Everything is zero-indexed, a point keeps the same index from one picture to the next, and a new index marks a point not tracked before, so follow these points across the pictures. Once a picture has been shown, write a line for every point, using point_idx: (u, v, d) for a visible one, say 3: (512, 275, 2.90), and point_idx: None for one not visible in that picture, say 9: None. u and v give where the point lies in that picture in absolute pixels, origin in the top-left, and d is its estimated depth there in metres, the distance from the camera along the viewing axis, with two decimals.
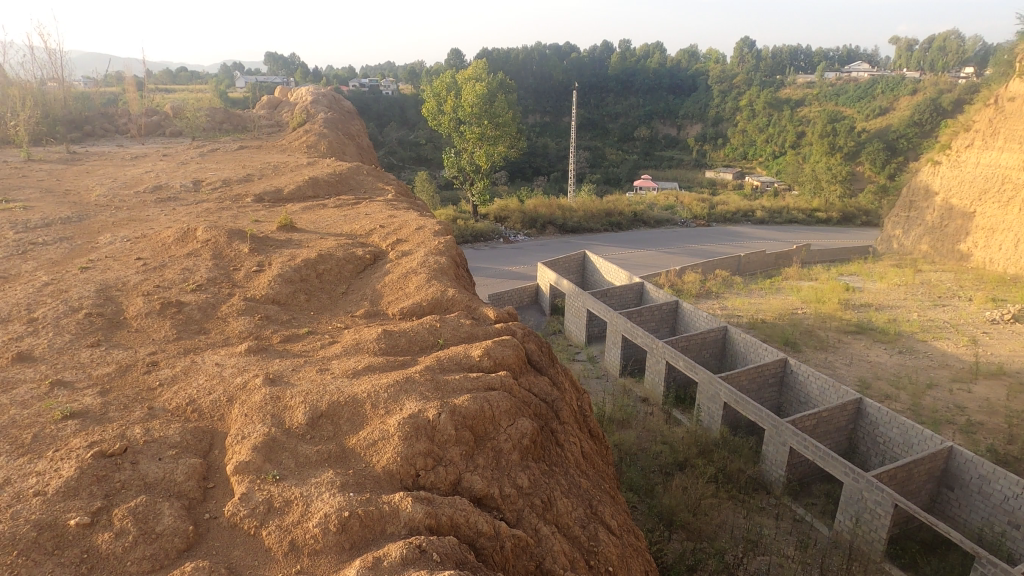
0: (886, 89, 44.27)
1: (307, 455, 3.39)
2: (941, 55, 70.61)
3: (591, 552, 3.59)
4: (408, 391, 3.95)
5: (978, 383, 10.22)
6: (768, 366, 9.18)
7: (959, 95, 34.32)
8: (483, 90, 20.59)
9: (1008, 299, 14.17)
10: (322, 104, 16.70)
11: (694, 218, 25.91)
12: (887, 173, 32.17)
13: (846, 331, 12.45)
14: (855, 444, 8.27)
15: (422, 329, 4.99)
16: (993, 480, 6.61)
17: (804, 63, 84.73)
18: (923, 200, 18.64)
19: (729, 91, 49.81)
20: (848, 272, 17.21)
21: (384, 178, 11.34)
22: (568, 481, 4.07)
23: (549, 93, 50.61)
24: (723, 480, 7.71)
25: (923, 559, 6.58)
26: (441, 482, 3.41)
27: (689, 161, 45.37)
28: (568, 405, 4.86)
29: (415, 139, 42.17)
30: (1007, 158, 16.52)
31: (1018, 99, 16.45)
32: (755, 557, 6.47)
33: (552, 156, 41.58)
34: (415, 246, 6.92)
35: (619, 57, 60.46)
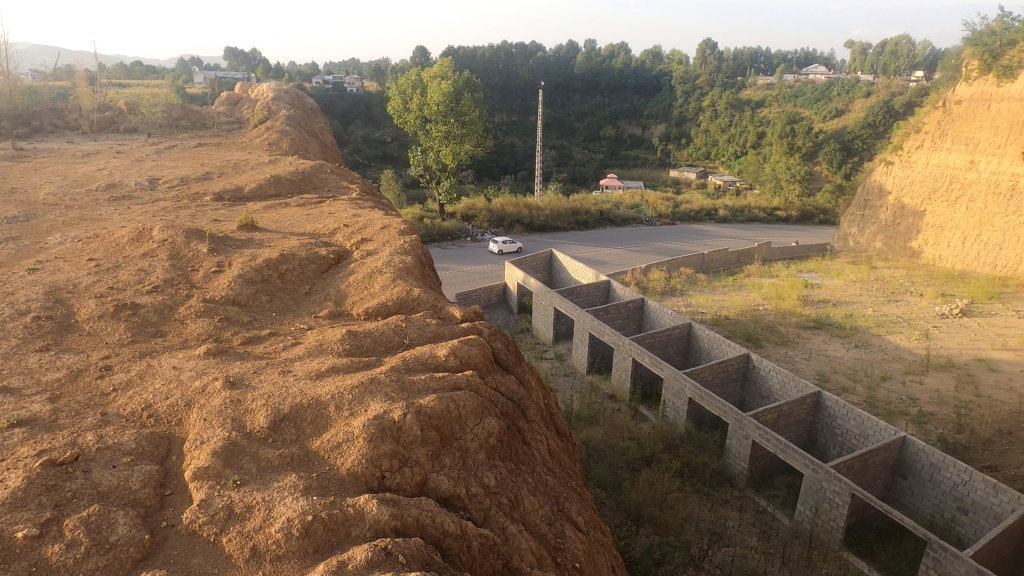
0: (842, 91, 45.65)
1: (269, 458, 3.33)
2: (893, 59, 73.28)
3: (558, 549, 3.62)
4: (373, 392, 3.91)
5: (928, 375, 10.64)
6: (732, 361, 9.37)
7: (910, 97, 35.61)
8: (449, 88, 20.49)
9: (957, 294, 14.77)
10: (284, 101, 16.38)
11: (659, 216, 26.29)
12: (843, 172, 33.24)
13: (806, 326, 12.82)
14: (814, 437, 8.52)
15: (387, 329, 4.95)
16: (943, 468, 6.87)
17: (764, 65, 86.78)
18: (876, 199, 19.30)
19: (692, 92, 50.70)
20: (806, 269, 17.70)
21: (348, 177, 11.18)
22: (535, 479, 4.09)
23: (516, 92, 50.66)
24: (688, 474, 7.85)
25: (879, 546, 6.81)
26: (407, 483, 3.39)
27: (654, 160, 46.03)
28: (534, 403, 4.88)
29: (381, 137, 41.75)
30: (954, 158, 17.22)
31: (964, 102, 17.13)
32: (720, 549, 6.62)
33: (519, 156, 41.66)
34: (380, 245, 6.85)
35: (584, 57, 60.87)
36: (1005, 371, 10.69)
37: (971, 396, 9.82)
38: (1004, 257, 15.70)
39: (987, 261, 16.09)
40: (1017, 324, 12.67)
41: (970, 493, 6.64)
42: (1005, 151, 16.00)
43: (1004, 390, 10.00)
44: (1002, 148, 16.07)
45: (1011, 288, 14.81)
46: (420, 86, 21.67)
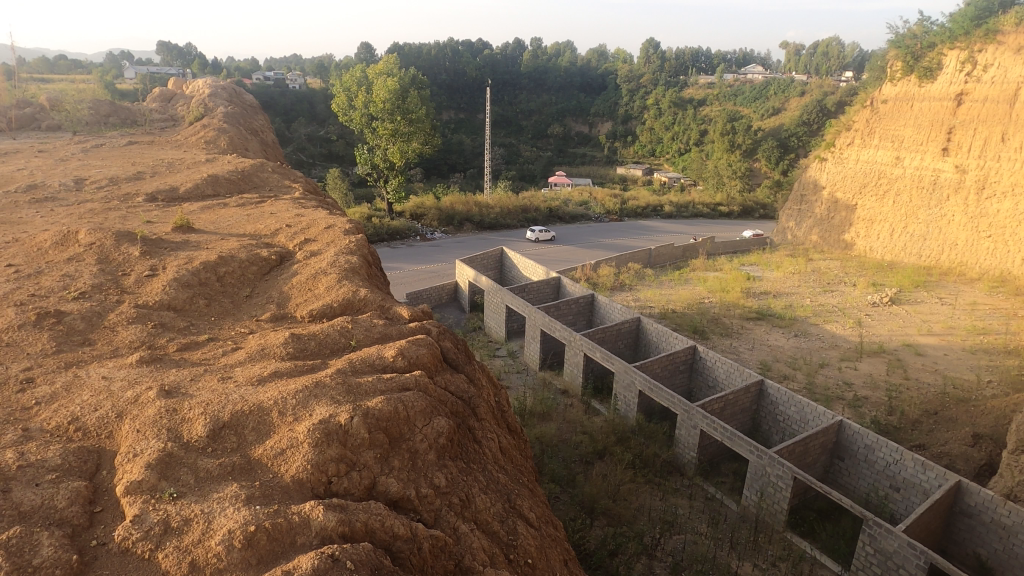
0: (778, 90, 47.43)
1: (208, 468, 3.20)
2: (824, 59, 76.58)
3: (511, 546, 3.63)
4: (317, 396, 3.83)
5: (862, 361, 11.19)
6: (679, 353, 9.60)
7: (841, 97, 37.32)
8: (394, 85, 20.24)
9: (887, 283, 15.57)
10: (221, 97, 15.83)
11: (608, 213, 26.72)
12: (781, 169, 34.50)
13: (748, 317, 13.25)
14: (758, 424, 8.82)
15: (333, 331, 4.85)
16: (877, 448, 7.23)
17: (704, 64, 89.22)
18: (812, 193, 20.08)
19: (637, 90, 51.68)
20: (748, 262, 18.30)
21: (290, 176, 10.87)
22: (486, 477, 4.07)
23: (463, 90, 50.39)
24: (640, 465, 8.00)
25: (819, 525, 7.11)
26: (355, 487, 3.33)
27: (601, 157, 46.68)
28: (484, 402, 4.86)
29: (326, 134, 40.83)
30: (882, 155, 18.10)
31: (890, 102, 18.05)
32: (671, 536, 6.78)
33: (467, 153, 41.49)
34: (324, 246, 6.70)
35: (530, 55, 61.08)
36: (931, 354, 11.33)
37: (901, 379, 10.38)
38: (928, 247, 16.68)
39: (913, 251, 17.06)
40: (940, 311, 13.46)
41: (901, 471, 7.01)
42: (928, 147, 16.94)
43: (930, 373, 10.60)
44: (925, 146, 17.02)
45: (935, 277, 15.72)
46: (365, 83, 21.29)
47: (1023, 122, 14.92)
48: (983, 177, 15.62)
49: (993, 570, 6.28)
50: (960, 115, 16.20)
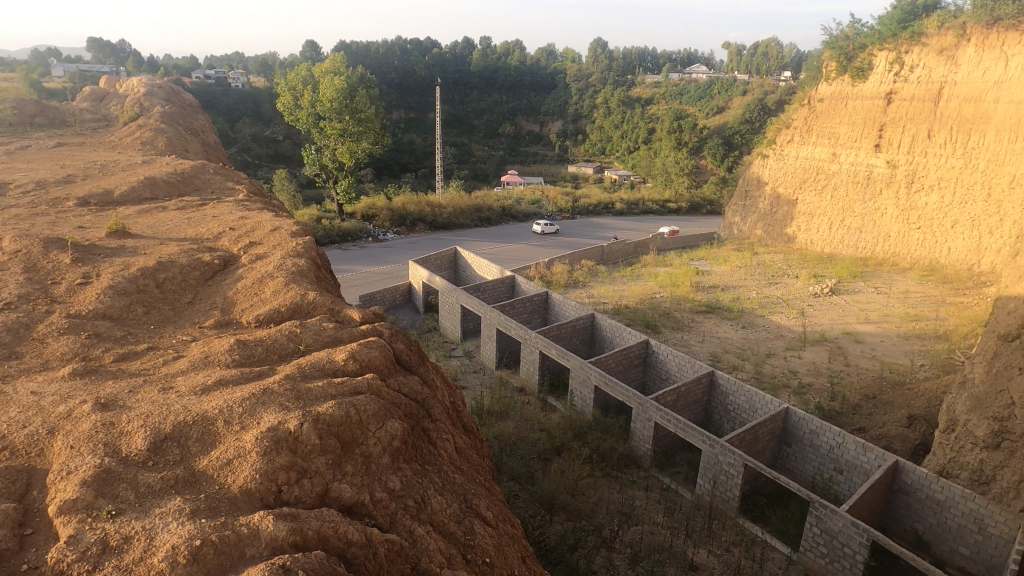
0: (722, 89, 48.81)
1: (149, 483, 3.07)
2: (764, 59, 79.40)
3: (468, 546, 3.61)
4: (265, 403, 3.73)
5: (806, 350, 11.62)
6: (633, 348, 9.77)
7: (781, 96, 38.68)
8: (342, 84, 19.88)
9: (827, 274, 16.23)
10: (158, 97, 15.24)
11: (560, 211, 26.96)
12: (726, 165, 35.52)
13: (698, 311, 13.60)
14: (710, 414, 9.07)
15: (281, 336, 4.73)
16: (821, 433, 7.53)
17: (651, 63, 91.08)
18: (755, 189, 20.74)
19: (586, 89, 52.31)
20: (697, 256, 18.78)
21: (234, 177, 10.54)
22: (442, 478, 4.05)
23: (412, 88, 49.88)
24: (597, 460, 8.11)
25: (769, 510, 7.36)
26: (306, 495, 3.26)
27: (553, 156, 47.03)
28: (439, 403, 4.83)
29: (272, 135, 39.77)
30: (820, 152, 18.85)
31: (826, 101, 18.80)
32: (629, 528, 6.91)
33: (419, 153, 41.12)
34: (270, 249, 6.53)
35: (480, 53, 61.00)
36: (869, 341, 11.89)
37: (842, 365, 10.86)
38: (864, 239, 17.50)
39: (851, 243, 17.85)
40: (876, 300, 14.12)
41: (844, 453, 7.32)
42: (862, 144, 17.76)
43: (868, 359, 11.12)
44: (859, 142, 17.82)
45: (871, 267, 16.50)
46: (311, 82, 20.83)
47: (947, 120, 15.80)
48: (912, 171, 16.50)
49: (929, 543, 6.64)
50: (890, 113, 17.06)
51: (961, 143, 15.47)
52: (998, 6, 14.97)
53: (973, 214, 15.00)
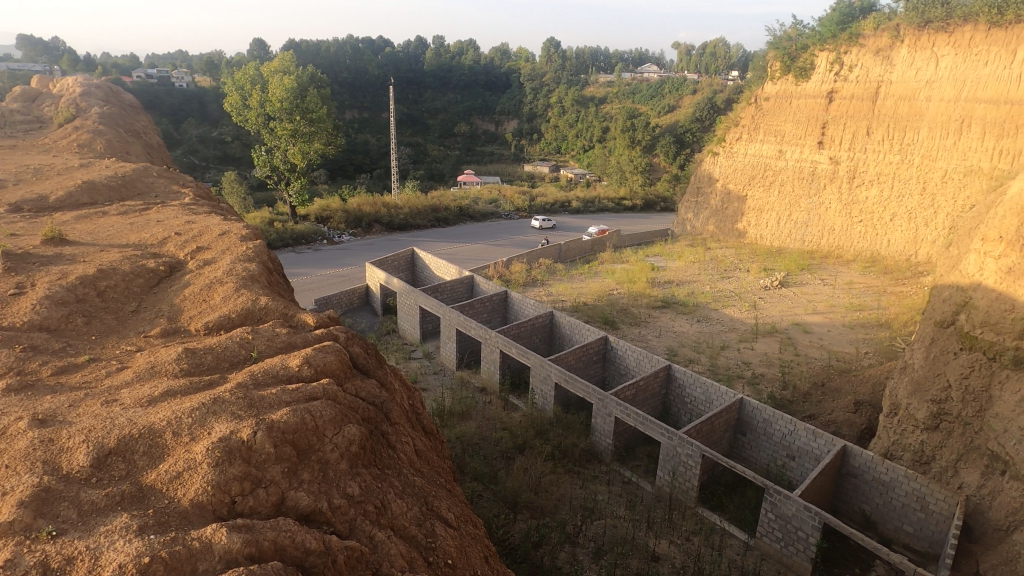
0: (672, 89, 49.82)
1: (92, 500, 2.94)
2: (712, 60, 81.71)
3: (430, 549, 3.58)
4: (216, 413, 3.63)
5: (758, 341, 11.98)
6: (592, 344, 9.88)
7: (730, 95, 39.71)
8: (291, 83, 19.45)
9: (776, 267, 16.76)
10: (95, 98, 14.59)
11: (517, 210, 27.04)
12: (678, 163, 36.33)
13: (654, 306, 13.85)
14: (668, 407, 9.25)
15: (232, 343, 4.60)
16: (774, 421, 7.78)
17: (603, 63, 92.28)
18: (706, 186, 21.18)
19: (540, 89, 52.61)
20: (652, 253, 19.11)
21: (179, 180, 10.19)
22: (402, 482, 4.02)
23: (365, 87, 49.15)
24: (559, 456, 8.17)
25: (727, 498, 7.55)
26: (261, 505, 3.19)
27: (509, 155, 47.12)
28: (397, 406, 4.79)
29: (220, 136, 38.61)
30: (766, 149, 19.41)
31: (771, 99, 19.35)
32: (593, 522, 6.99)
33: (373, 153, 40.59)
34: (219, 254, 6.36)
35: (433, 53, 60.62)
36: (817, 331, 12.35)
37: (792, 355, 11.25)
38: (809, 233, 18.17)
39: (798, 237, 18.49)
40: (823, 291, 14.66)
41: (796, 440, 7.59)
42: (806, 141, 18.37)
43: (816, 348, 11.54)
44: (803, 140, 18.43)
45: (818, 260, 17.13)
46: (260, 82, 20.31)
47: (885, 118, 16.56)
48: (853, 167, 17.21)
49: (876, 523, 6.90)
50: (832, 111, 17.71)
51: (897, 140, 16.35)
52: (928, 8, 15.75)
53: (910, 206, 15.93)
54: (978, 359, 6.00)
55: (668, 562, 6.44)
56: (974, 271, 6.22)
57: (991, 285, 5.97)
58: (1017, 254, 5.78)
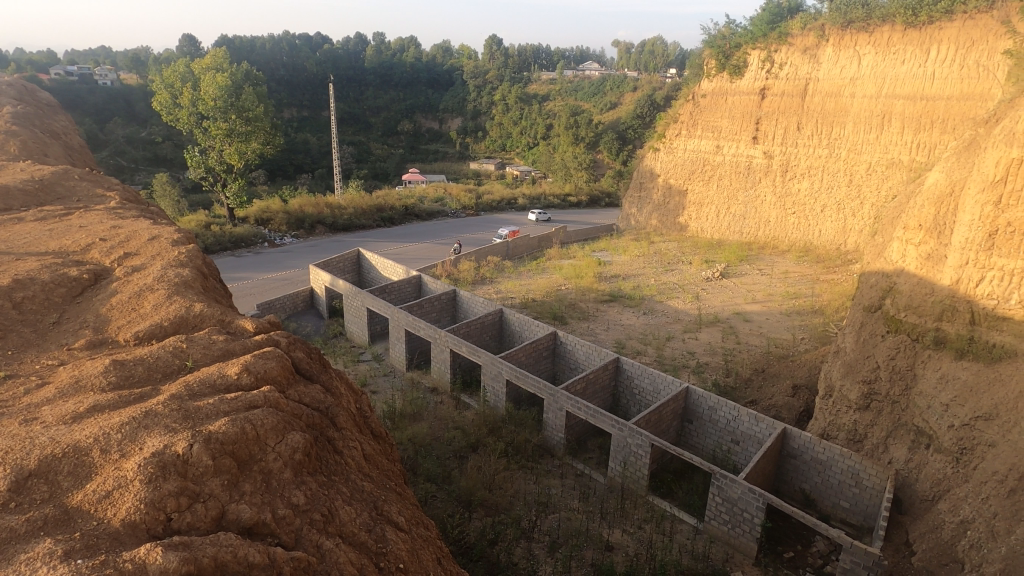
0: (614, 86, 50.68)
1: (10, 527, 2.76)
2: (651, 58, 83.48)
3: (381, 554, 3.52)
4: (149, 427, 3.46)
5: (701, 331, 12.32)
6: (542, 340, 9.95)
7: (669, 92, 40.62)
8: (225, 81, 18.73)
9: (717, 259, 17.27)
10: (8, 98, 13.66)
11: (463, 208, 26.91)
12: (621, 159, 36.94)
13: (602, 300, 14.05)
14: (617, 399, 9.41)
15: (165, 353, 4.40)
16: (718, 408, 8.03)
17: (546, 61, 92.90)
18: (648, 181, 21.56)
19: (483, 86, 52.57)
20: (598, 248, 19.38)
21: (104, 182, 9.66)
22: (350, 488, 3.93)
23: (303, 85, 47.85)
24: (512, 453, 8.20)
25: (676, 485, 7.75)
26: (200, 521, 3.06)
27: (454, 153, 46.87)
28: (343, 410, 4.69)
29: (149, 136, 36.83)
30: (705, 144, 19.95)
31: (708, 96, 19.86)
32: (547, 516, 7.05)
33: (314, 153, 39.57)
34: (148, 260, 6.07)
35: (373, 50, 59.52)
36: (756, 320, 12.82)
37: (734, 344, 11.64)
38: (747, 225, 18.83)
39: (736, 229, 19.10)
40: (761, 281, 15.20)
41: (739, 425, 7.85)
42: (741, 137, 18.99)
43: (756, 336, 11.98)
44: (738, 135, 19.05)
45: (755, 251, 17.75)
46: (190, 80, 19.46)
47: (814, 114, 17.34)
48: (786, 161, 17.92)
49: (815, 501, 7.20)
50: (764, 107, 18.40)
51: (825, 134, 17.15)
52: (849, 9, 16.67)
53: (838, 198, 16.79)
54: (903, 340, 6.37)
55: (622, 550, 6.55)
56: (897, 258, 6.62)
57: (913, 270, 6.38)
58: (935, 241, 6.20)
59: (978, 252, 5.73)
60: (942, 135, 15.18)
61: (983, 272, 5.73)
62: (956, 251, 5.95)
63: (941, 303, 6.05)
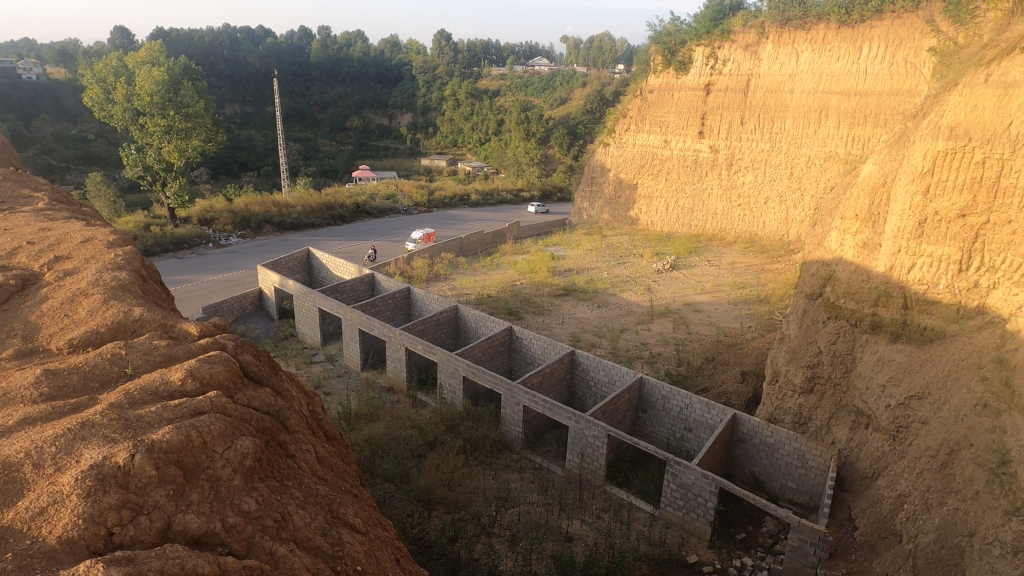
0: (564, 82, 51.07)
1: None
2: (600, 54, 84.52)
3: (337, 558, 3.45)
4: (86, 438, 3.31)
5: (654, 322, 12.59)
6: (497, 336, 9.96)
7: (618, 87, 41.17)
8: (161, 75, 17.97)
9: (667, 251, 17.64)
10: None
11: (416, 205, 26.63)
12: (572, 154, 37.26)
13: (556, 294, 14.17)
14: (573, 391, 9.51)
15: (102, 360, 4.20)
16: (671, 397, 8.22)
17: (496, 56, 92.66)
18: (599, 175, 21.80)
19: (433, 82, 52.11)
20: (552, 243, 19.50)
21: (30, 182, 9.12)
22: (304, 492, 3.84)
23: (246, 81, 46.32)
24: (470, 449, 8.19)
25: (632, 474, 7.89)
26: (144, 534, 2.94)
27: (404, 149, 46.31)
28: (295, 412, 4.58)
29: (80, 133, 35.00)
30: (653, 139, 20.29)
31: (655, 92, 20.16)
32: (507, 511, 7.08)
33: (259, 150, 38.42)
34: (81, 264, 5.77)
35: (319, 44, 58.16)
36: (705, 310, 13.18)
37: (685, 334, 11.93)
38: (695, 217, 19.30)
39: (685, 222, 19.54)
40: (710, 272, 15.61)
41: (692, 413, 8.06)
42: (687, 131, 19.43)
43: (706, 326, 12.32)
44: (685, 130, 19.47)
45: (703, 243, 18.20)
46: (124, 74, 18.57)
47: (756, 109, 17.89)
48: (731, 155, 18.44)
49: (764, 482, 7.47)
50: (709, 102, 18.86)
51: (767, 129, 17.73)
52: (787, 8, 17.20)
53: (780, 189, 17.46)
54: (842, 326, 6.65)
55: (581, 541, 6.64)
56: (836, 247, 6.90)
57: (851, 258, 6.67)
58: (870, 230, 6.49)
59: (910, 240, 6.03)
60: (875, 129, 15.89)
61: (914, 258, 6.03)
62: (889, 239, 6.24)
63: (876, 289, 6.35)
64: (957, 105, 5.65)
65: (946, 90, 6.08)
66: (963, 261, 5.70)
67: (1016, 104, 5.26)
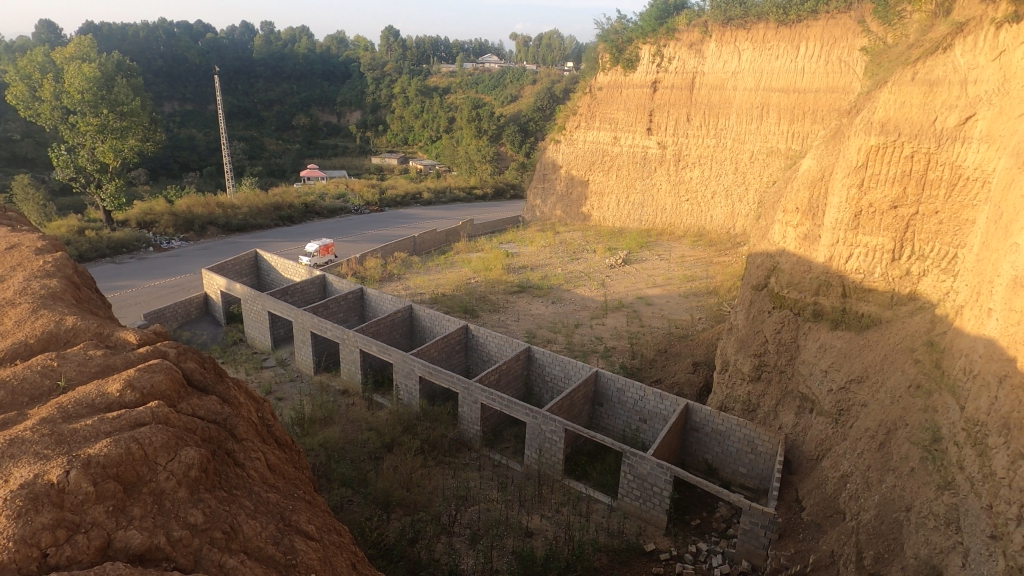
0: (514, 80, 51.19)
1: None
2: (549, 52, 85.26)
3: (290, 566, 3.38)
4: (15, 457, 3.15)
5: (608, 317, 12.77)
6: (453, 335, 9.92)
7: (567, 85, 41.55)
8: (92, 71, 17.14)
9: (619, 247, 17.90)
10: None
11: (367, 204, 26.23)
12: (523, 152, 37.42)
13: (511, 292, 14.20)
14: (530, 387, 9.56)
15: (32, 373, 3.98)
16: (626, 389, 8.37)
17: (446, 54, 92.03)
18: (551, 172, 21.94)
19: (382, 79, 51.39)
20: (506, 240, 19.54)
21: None
22: (254, 501, 3.74)
23: (185, 78, 44.60)
24: (428, 449, 8.15)
25: (590, 467, 8.00)
26: (82, 553, 2.82)
27: (354, 148, 45.52)
28: (243, 420, 4.44)
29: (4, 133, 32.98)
30: (603, 136, 20.54)
31: (604, 89, 20.39)
32: (467, 509, 7.07)
33: (201, 149, 37.10)
34: (6, 272, 5.46)
35: (263, 40, 56.57)
36: (657, 303, 13.45)
37: (638, 327, 12.15)
38: (645, 213, 19.66)
39: (636, 217, 19.88)
40: (660, 266, 15.93)
41: (646, 404, 8.22)
42: (636, 128, 19.74)
43: (658, 318, 12.59)
44: (634, 126, 19.78)
45: (654, 237, 18.56)
46: (52, 70, 17.64)
47: (701, 107, 18.35)
48: (678, 151, 18.86)
49: (716, 469, 7.68)
50: (656, 100, 19.24)
51: (712, 125, 18.22)
52: (728, 8, 17.69)
53: (726, 184, 17.95)
54: (787, 315, 6.92)
55: (541, 535, 6.70)
56: (779, 239, 7.15)
57: (793, 250, 6.93)
58: (811, 222, 6.75)
59: (847, 231, 6.31)
60: (813, 125, 16.55)
61: (851, 249, 6.31)
62: (828, 231, 6.51)
63: (817, 279, 6.62)
64: (888, 102, 5.94)
65: (876, 87, 6.37)
66: (895, 250, 6.00)
67: (941, 101, 5.58)
